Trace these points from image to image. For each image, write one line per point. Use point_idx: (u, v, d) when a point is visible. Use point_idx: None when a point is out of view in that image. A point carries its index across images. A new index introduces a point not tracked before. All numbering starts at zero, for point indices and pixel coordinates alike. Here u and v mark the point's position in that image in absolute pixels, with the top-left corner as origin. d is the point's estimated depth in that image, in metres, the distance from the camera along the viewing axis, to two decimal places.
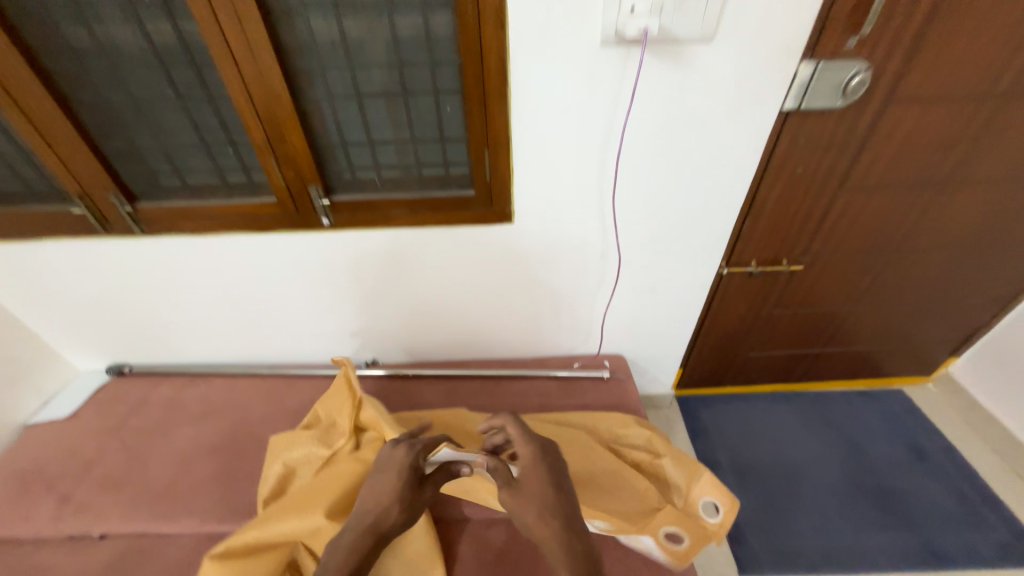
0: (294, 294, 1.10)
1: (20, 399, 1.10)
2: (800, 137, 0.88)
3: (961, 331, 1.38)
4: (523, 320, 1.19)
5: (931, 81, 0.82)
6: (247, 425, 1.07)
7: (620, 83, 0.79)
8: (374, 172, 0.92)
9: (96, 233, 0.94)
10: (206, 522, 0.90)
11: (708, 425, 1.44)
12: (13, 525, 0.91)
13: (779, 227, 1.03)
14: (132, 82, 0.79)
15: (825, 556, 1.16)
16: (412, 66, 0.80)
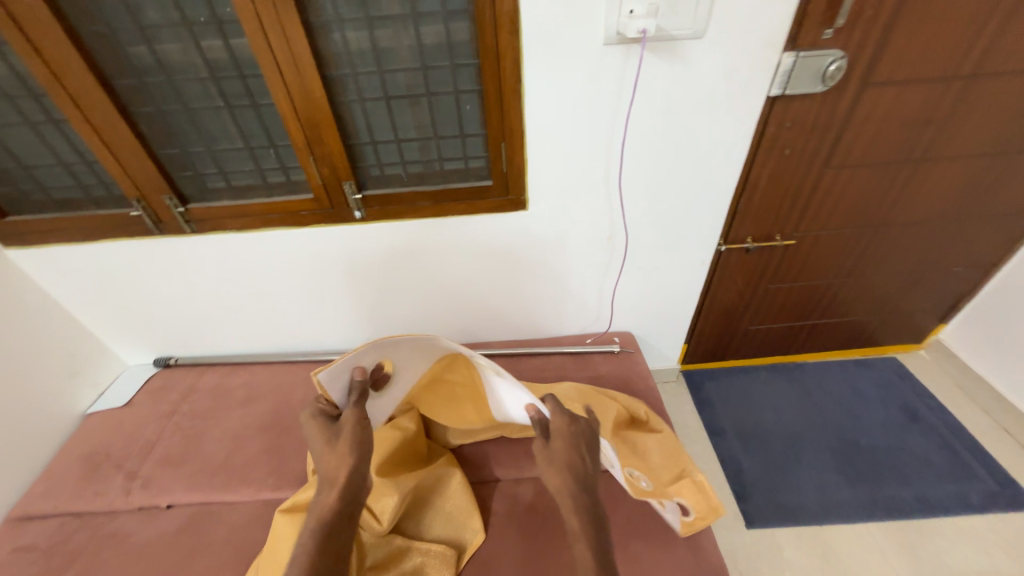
0: (327, 284, 1.19)
1: (80, 390, 1.21)
2: (786, 121, 0.97)
3: (947, 298, 1.47)
4: (538, 302, 1.28)
5: (901, 65, 0.91)
6: (289, 406, 1.17)
7: (622, 78, 0.88)
8: (401, 168, 1.01)
9: (152, 234, 1.05)
10: (261, 490, 1.00)
11: (712, 396, 1.53)
12: (88, 498, 1.01)
13: (771, 205, 1.12)
14: (186, 95, 0.89)
15: (825, 508, 1.25)
16: (435, 70, 0.89)
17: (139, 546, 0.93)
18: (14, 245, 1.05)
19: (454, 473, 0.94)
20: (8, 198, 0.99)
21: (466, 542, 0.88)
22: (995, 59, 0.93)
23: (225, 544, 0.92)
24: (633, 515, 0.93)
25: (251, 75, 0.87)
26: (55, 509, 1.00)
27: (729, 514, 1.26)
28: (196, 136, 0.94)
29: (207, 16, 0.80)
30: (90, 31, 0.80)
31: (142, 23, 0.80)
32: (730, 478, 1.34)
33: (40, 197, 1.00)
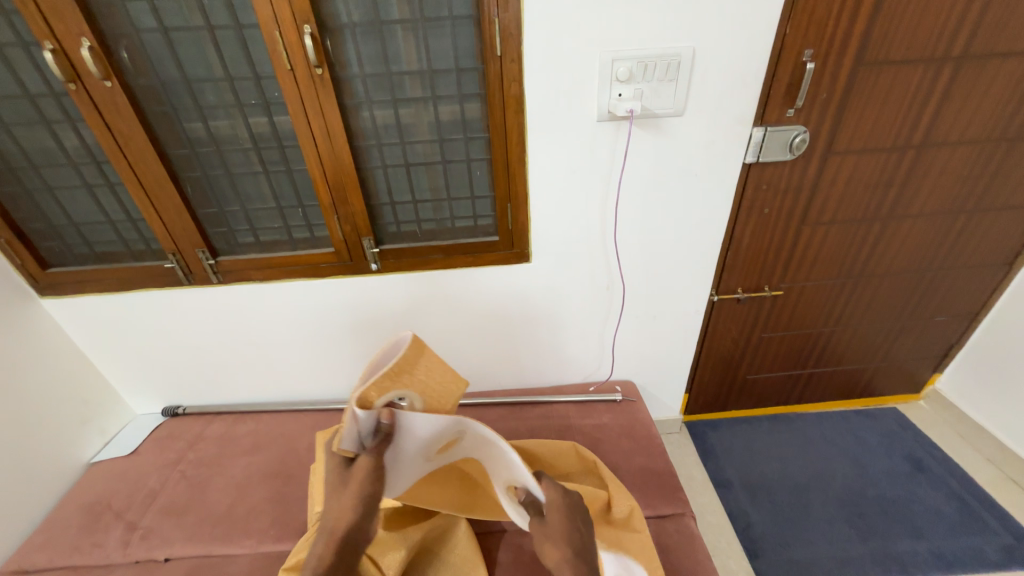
0: (339, 332, 1.24)
1: (87, 438, 1.22)
2: (762, 184, 1.08)
3: (935, 348, 1.52)
4: (540, 351, 1.33)
5: (857, 138, 1.04)
6: (295, 454, 1.18)
7: (614, 148, 1.00)
8: (416, 225, 1.11)
9: (180, 284, 1.12)
10: (262, 541, 0.99)
11: (716, 447, 1.53)
12: (85, 551, 0.99)
13: (756, 259, 1.21)
14: (230, 161, 1.00)
15: (839, 564, 1.22)
16: (450, 142, 1.01)
17: None
18: (48, 295, 1.12)
19: (461, 523, 0.93)
20: (53, 251, 1.08)
21: None
22: (939, 132, 1.06)
23: None
24: None
25: (289, 145, 0.99)
26: (50, 561, 0.98)
27: (742, 572, 1.22)
28: (234, 197, 1.05)
29: (257, 98, 0.93)
30: (156, 111, 0.93)
31: (201, 104, 0.93)
32: (739, 533, 1.31)
33: (82, 251, 1.09)
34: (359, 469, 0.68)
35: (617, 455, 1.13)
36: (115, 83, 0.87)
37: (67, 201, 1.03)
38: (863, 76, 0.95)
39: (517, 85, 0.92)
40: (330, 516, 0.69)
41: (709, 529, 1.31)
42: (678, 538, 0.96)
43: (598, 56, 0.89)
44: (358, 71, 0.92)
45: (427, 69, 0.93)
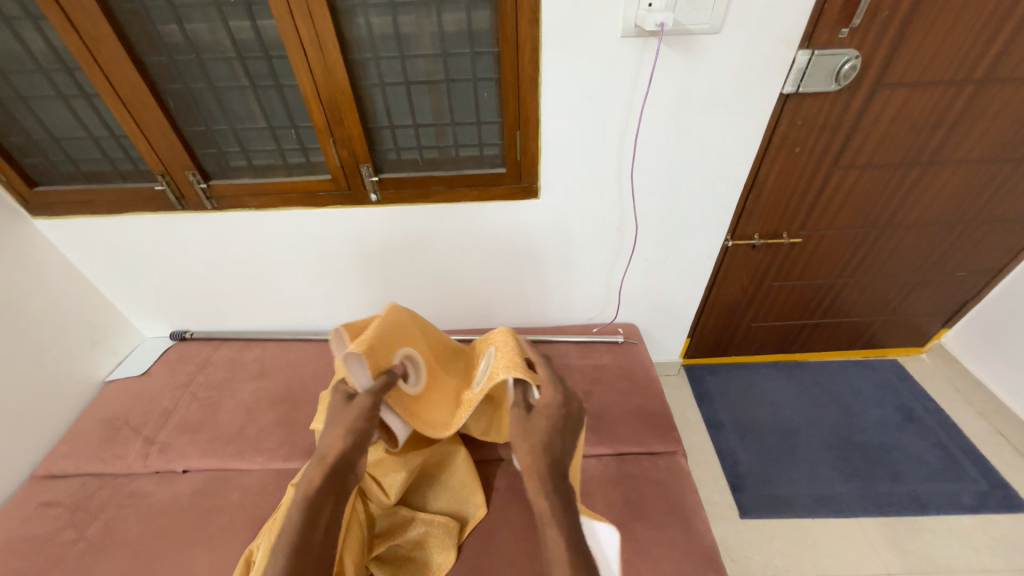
0: (339, 263, 1.22)
1: (99, 358, 1.25)
2: (797, 119, 0.98)
3: (950, 302, 1.48)
4: (544, 291, 1.31)
5: (914, 67, 0.92)
6: (300, 381, 1.21)
7: (637, 70, 0.89)
8: (417, 153, 1.03)
9: (174, 208, 1.08)
10: (273, 459, 1.04)
11: (712, 390, 1.56)
12: (108, 460, 1.06)
13: (778, 202, 1.14)
14: (213, 73, 0.91)
15: (817, 501, 1.28)
16: (454, 57, 0.91)
17: (156, 506, 0.97)
18: (41, 215, 1.08)
19: (460, 452, 0.96)
20: (39, 169, 1.03)
21: (469, 515, 0.92)
22: (1008, 64, 0.93)
23: (240, 508, 0.96)
24: (630, 496, 0.95)
25: (276, 56, 0.89)
26: (77, 468, 1.05)
27: (724, 504, 1.29)
28: (220, 115, 0.97)
29: None
30: (125, 10, 0.83)
31: (174, 2, 0.83)
32: (725, 469, 1.37)
33: (69, 169, 1.04)
34: (355, 406, 0.73)
35: (615, 394, 1.15)
36: None
37: (45, 113, 0.96)
38: None
39: None
40: (325, 448, 0.74)
41: (697, 465, 1.38)
42: (668, 473, 1.00)
43: None
44: None
45: None
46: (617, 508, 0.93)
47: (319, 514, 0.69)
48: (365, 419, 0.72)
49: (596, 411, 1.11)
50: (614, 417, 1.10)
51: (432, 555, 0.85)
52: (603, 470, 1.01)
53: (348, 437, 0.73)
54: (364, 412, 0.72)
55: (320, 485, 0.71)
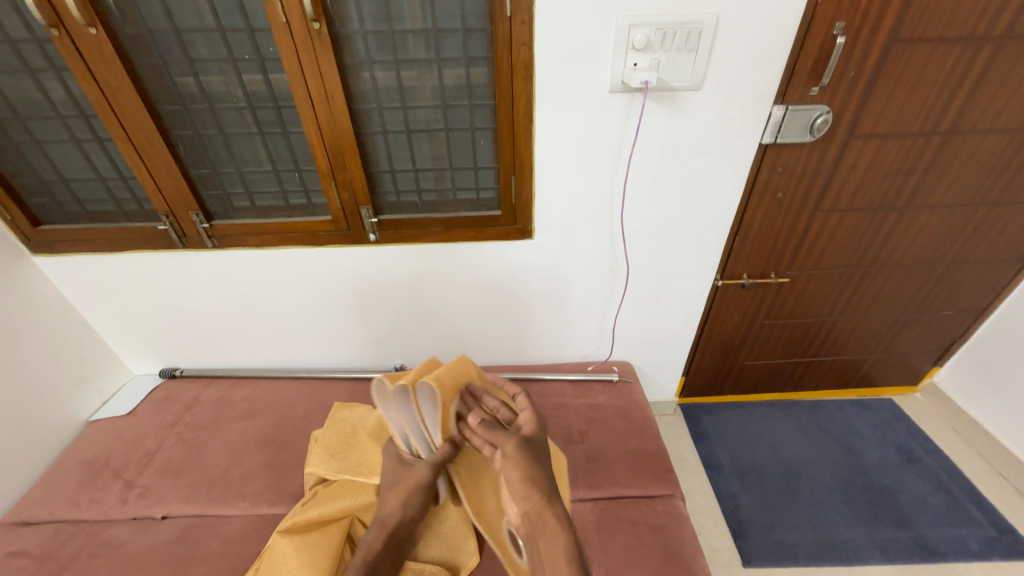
0: (336, 301, 1.23)
1: (85, 397, 1.23)
2: (778, 166, 1.03)
3: (938, 341, 1.50)
4: (540, 329, 1.32)
5: (882, 121, 0.99)
6: (291, 420, 1.19)
7: (625, 121, 0.95)
8: (416, 195, 1.07)
9: (174, 246, 1.10)
10: (258, 504, 1.00)
11: (710, 431, 1.54)
12: (84, 506, 1.01)
13: (764, 244, 1.18)
14: (223, 120, 0.96)
15: (821, 548, 1.24)
16: (454, 108, 0.96)
17: (132, 555, 0.92)
18: (41, 252, 1.10)
19: None
20: (44, 208, 1.05)
21: (461, 564, 0.88)
22: (971, 117, 1.00)
23: (220, 558, 0.91)
24: (629, 543, 0.92)
25: (285, 105, 0.95)
26: (50, 515, 1.00)
27: (726, 552, 1.24)
28: (227, 158, 1.01)
29: (251, 53, 0.88)
30: (144, 63, 0.88)
31: (192, 57, 0.88)
32: (727, 514, 1.33)
33: (74, 209, 1.06)
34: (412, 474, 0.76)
35: (611, 435, 1.13)
36: (101, 31, 0.82)
37: (56, 156, 0.99)
38: (896, 55, 0.89)
39: (527, 49, 0.87)
40: (382, 511, 0.77)
41: (697, 509, 1.34)
42: (667, 518, 0.97)
43: (615, 20, 0.83)
44: (359, 27, 0.86)
45: (432, 28, 0.87)
46: (616, 557, 0.90)
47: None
48: (422, 493, 0.75)
49: (592, 451, 1.10)
50: (610, 458, 1.08)
51: None
52: (600, 515, 0.98)
53: (407, 508, 0.76)
54: (422, 486, 0.75)
55: (378, 553, 0.74)
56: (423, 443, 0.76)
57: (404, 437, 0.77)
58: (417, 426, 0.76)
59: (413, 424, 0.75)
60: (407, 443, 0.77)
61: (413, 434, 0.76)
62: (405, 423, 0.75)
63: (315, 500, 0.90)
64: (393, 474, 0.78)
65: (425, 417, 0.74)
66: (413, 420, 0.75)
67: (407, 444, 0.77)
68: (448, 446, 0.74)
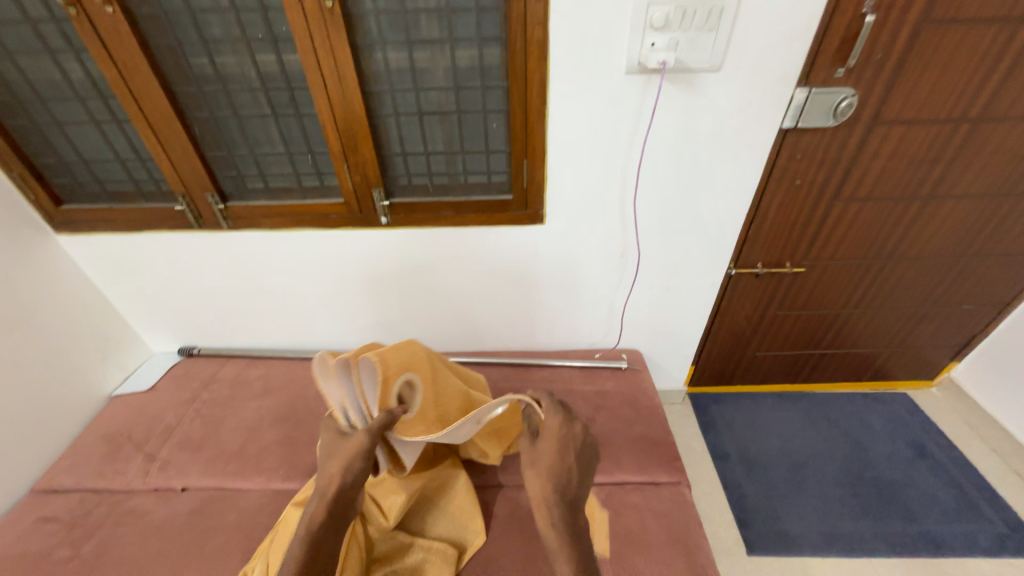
0: (347, 284, 1.24)
1: (108, 373, 1.27)
2: (797, 152, 1.01)
3: (958, 335, 1.46)
4: (549, 315, 1.32)
5: (909, 106, 0.95)
6: (304, 400, 1.21)
7: (640, 105, 0.93)
8: (427, 179, 1.07)
9: (191, 227, 1.12)
10: (272, 479, 1.03)
11: (717, 420, 1.54)
12: (108, 476, 1.05)
13: (780, 233, 1.15)
14: (237, 102, 0.97)
15: (827, 539, 1.24)
16: (466, 90, 0.95)
17: (154, 523, 0.96)
18: (64, 232, 1.13)
19: (460, 477, 0.95)
20: (66, 188, 1.07)
21: (467, 543, 0.90)
22: (1004, 102, 0.96)
23: (236, 529, 0.95)
24: (633, 527, 0.93)
25: (298, 87, 0.95)
26: (77, 484, 1.05)
27: (731, 540, 1.25)
28: (242, 140, 1.02)
29: (265, 33, 0.88)
30: (160, 43, 0.89)
31: (207, 38, 0.89)
32: (732, 503, 1.33)
33: (94, 189, 1.08)
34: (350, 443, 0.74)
35: (618, 421, 1.14)
36: (117, 10, 0.82)
37: (77, 137, 1.01)
38: (927, 35, 0.85)
39: (542, 29, 0.85)
40: (325, 482, 0.75)
41: (702, 498, 1.35)
42: (672, 504, 0.97)
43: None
44: (371, 6, 0.85)
45: (445, 7, 0.86)
46: (620, 540, 0.91)
47: (320, 551, 0.69)
48: (365, 457, 0.73)
49: (598, 437, 1.10)
50: (617, 444, 1.09)
51: None
52: (604, 499, 0.99)
53: (348, 472, 0.73)
54: (362, 451, 0.73)
55: (319, 524, 0.71)
56: (359, 414, 0.77)
57: (342, 409, 0.78)
58: (354, 399, 0.76)
59: (351, 396, 0.75)
60: (345, 415, 0.78)
61: (352, 406, 0.76)
62: (341, 396, 0.75)
63: None
64: (332, 446, 0.77)
65: (361, 389, 0.74)
66: (348, 392, 0.75)
67: (346, 417, 0.78)
68: (383, 416, 0.73)
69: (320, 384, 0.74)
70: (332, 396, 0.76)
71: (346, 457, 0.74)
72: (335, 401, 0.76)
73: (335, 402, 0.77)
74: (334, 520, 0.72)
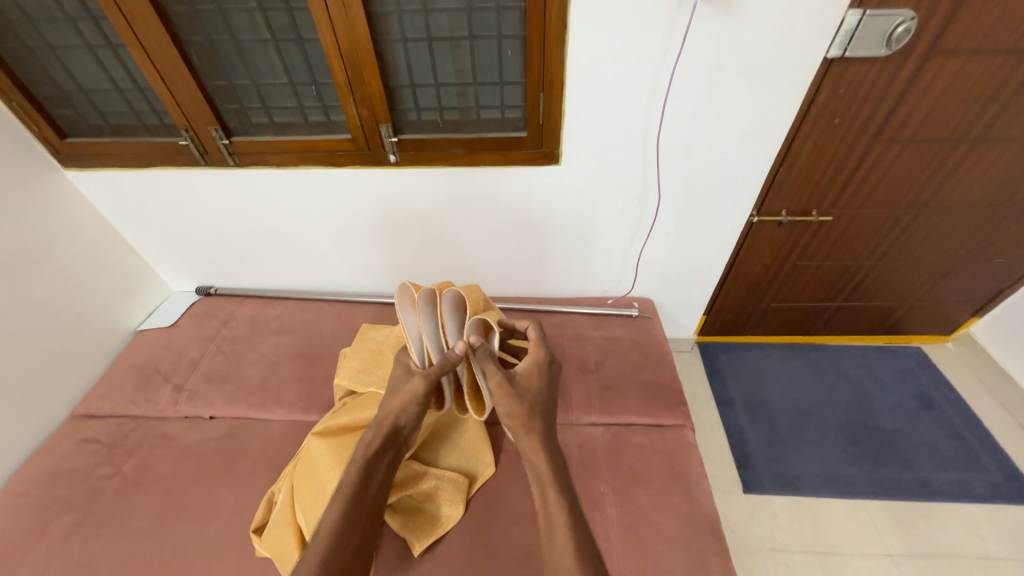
0: (358, 226, 1.23)
1: (131, 308, 1.31)
2: (840, 87, 0.92)
3: (985, 290, 1.41)
4: (561, 261, 1.30)
5: (975, 32, 0.85)
6: (319, 339, 1.25)
7: (670, 28, 0.85)
8: (438, 114, 1.01)
9: (197, 164, 1.09)
10: (293, 411, 1.09)
11: (725, 369, 1.56)
12: (140, 404, 1.12)
13: (810, 178, 1.09)
14: (234, 25, 0.90)
15: (822, 481, 1.29)
16: (479, 12, 0.87)
17: (187, 446, 1.04)
18: (72, 167, 1.11)
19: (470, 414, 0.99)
20: (68, 120, 1.05)
21: (477, 473, 0.95)
22: None
23: (262, 455, 1.01)
24: (636, 464, 0.97)
25: (297, 7, 0.87)
26: (113, 410, 1.12)
27: (729, 479, 1.31)
28: (242, 69, 0.96)
29: None
30: None
31: None
32: (733, 446, 1.38)
33: (97, 121, 1.05)
34: (411, 386, 0.78)
35: (627, 367, 1.15)
36: None
37: (72, 63, 0.97)
38: None
39: None
40: (381, 416, 0.79)
41: (704, 440, 1.39)
42: (675, 445, 1.01)
43: None
44: None
45: None
46: (623, 476, 0.96)
47: (372, 477, 0.75)
48: (418, 402, 0.78)
49: (606, 381, 1.12)
50: (624, 388, 1.11)
51: (440, 507, 0.89)
52: (610, 438, 1.02)
53: (404, 411, 0.79)
54: (416, 396, 0.78)
55: (375, 452, 0.77)
56: (433, 349, 0.82)
57: (417, 343, 0.83)
58: (434, 332, 0.82)
59: (432, 330, 0.82)
60: (418, 349, 0.82)
61: (429, 336, 0.82)
62: (423, 326, 0.81)
63: (345, 410, 0.96)
64: (397, 382, 0.83)
65: (445, 324, 0.82)
66: (432, 324, 0.82)
67: (420, 349, 0.83)
68: (449, 357, 0.78)
69: (403, 312, 0.80)
70: (410, 326, 0.82)
71: (405, 397, 0.78)
72: (412, 332, 0.82)
73: (413, 332, 0.82)
74: (388, 451, 0.78)
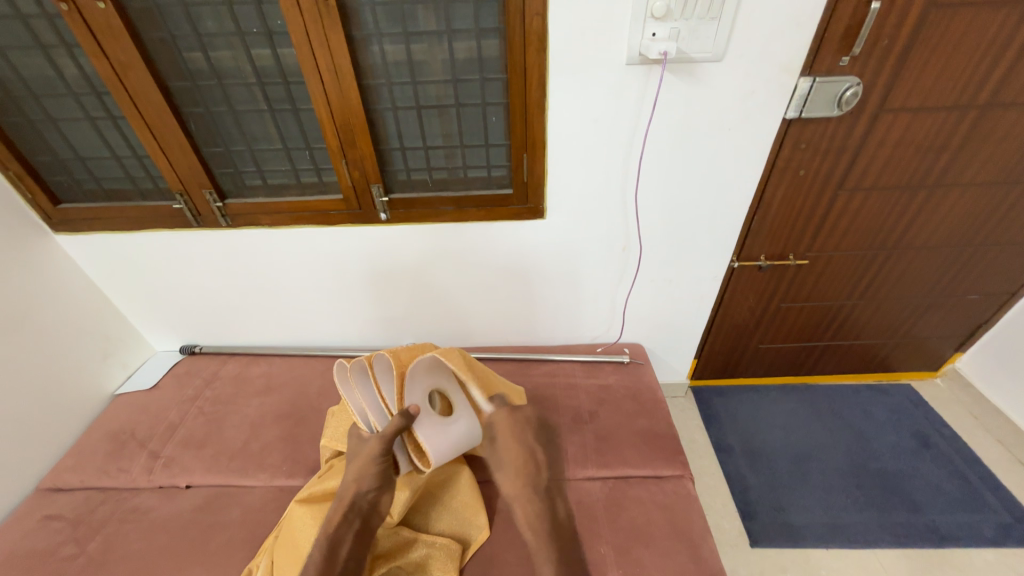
0: (347, 280, 1.24)
1: (110, 371, 1.27)
2: (801, 142, 0.99)
3: (962, 326, 1.45)
4: (550, 310, 1.31)
5: (916, 94, 0.93)
6: (306, 397, 1.21)
7: (642, 94, 0.92)
8: (427, 173, 1.06)
9: (190, 225, 1.11)
10: (275, 476, 1.04)
11: (720, 413, 1.54)
12: (112, 474, 1.06)
13: (783, 225, 1.14)
14: (233, 97, 0.95)
15: (830, 530, 1.24)
16: (465, 83, 0.94)
17: (159, 520, 0.97)
18: (62, 231, 1.12)
19: (465, 473, 0.95)
20: (63, 186, 1.07)
21: (471, 537, 0.90)
22: (1012, 89, 0.94)
23: (240, 526, 0.95)
24: (637, 520, 0.93)
25: (294, 81, 0.93)
26: (82, 482, 1.05)
27: (734, 531, 1.26)
28: (239, 136, 1.01)
29: (259, 26, 0.86)
30: (153, 38, 0.88)
31: (200, 31, 0.87)
32: (735, 495, 1.34)
33: (91, 187, 1.08)
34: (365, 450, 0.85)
35: (621, 416, 1.14)
36: (109, 5, 0.81)
37: (72, 134, 1.00)
38: (934, 20, 0.84)
39: (540, 20, 0.83)
40: (344, 488, 0.85)
41: (706, 490, 1.35)
42: (675, 497, 0.97)
43: None
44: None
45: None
46: (624, 534, 0.91)
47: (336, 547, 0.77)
48: (375, 463, 0.84)
49: (601, 431, 1.10)
50: (619, 438, 1.08)
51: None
52: (608, 493, 0.99)
53: (363, 479, 0.84)
54: (374, 457, 0.83)
55: (336, 523, 0.81)
56: (380, 418, 0.86)
57: (364, 417, 0.88)
58: (374, 403, 0.86)
59: (373, 401, 0.86)
60: (367, 422, 0.87)
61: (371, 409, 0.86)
62: (362, 400, 0.86)
63: (331, 473, 0.92)
64: (354, 450, 0.88)
65: (380, 391, 0.85)
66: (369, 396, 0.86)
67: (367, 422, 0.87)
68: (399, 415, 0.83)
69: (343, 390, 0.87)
70: (354, 402, 0.88)
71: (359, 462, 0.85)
72: (356, 407, 0.88)
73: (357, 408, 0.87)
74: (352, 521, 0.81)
